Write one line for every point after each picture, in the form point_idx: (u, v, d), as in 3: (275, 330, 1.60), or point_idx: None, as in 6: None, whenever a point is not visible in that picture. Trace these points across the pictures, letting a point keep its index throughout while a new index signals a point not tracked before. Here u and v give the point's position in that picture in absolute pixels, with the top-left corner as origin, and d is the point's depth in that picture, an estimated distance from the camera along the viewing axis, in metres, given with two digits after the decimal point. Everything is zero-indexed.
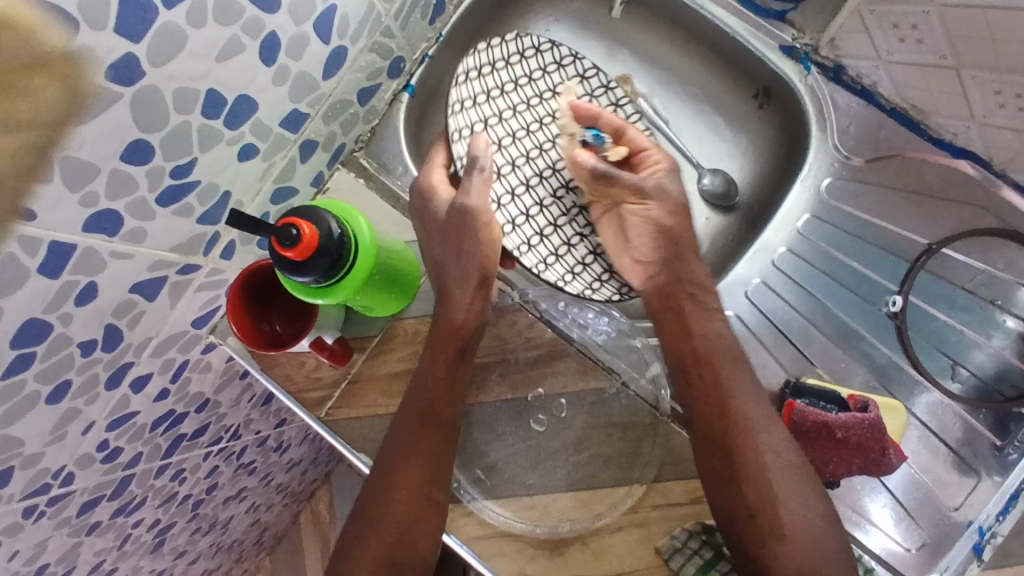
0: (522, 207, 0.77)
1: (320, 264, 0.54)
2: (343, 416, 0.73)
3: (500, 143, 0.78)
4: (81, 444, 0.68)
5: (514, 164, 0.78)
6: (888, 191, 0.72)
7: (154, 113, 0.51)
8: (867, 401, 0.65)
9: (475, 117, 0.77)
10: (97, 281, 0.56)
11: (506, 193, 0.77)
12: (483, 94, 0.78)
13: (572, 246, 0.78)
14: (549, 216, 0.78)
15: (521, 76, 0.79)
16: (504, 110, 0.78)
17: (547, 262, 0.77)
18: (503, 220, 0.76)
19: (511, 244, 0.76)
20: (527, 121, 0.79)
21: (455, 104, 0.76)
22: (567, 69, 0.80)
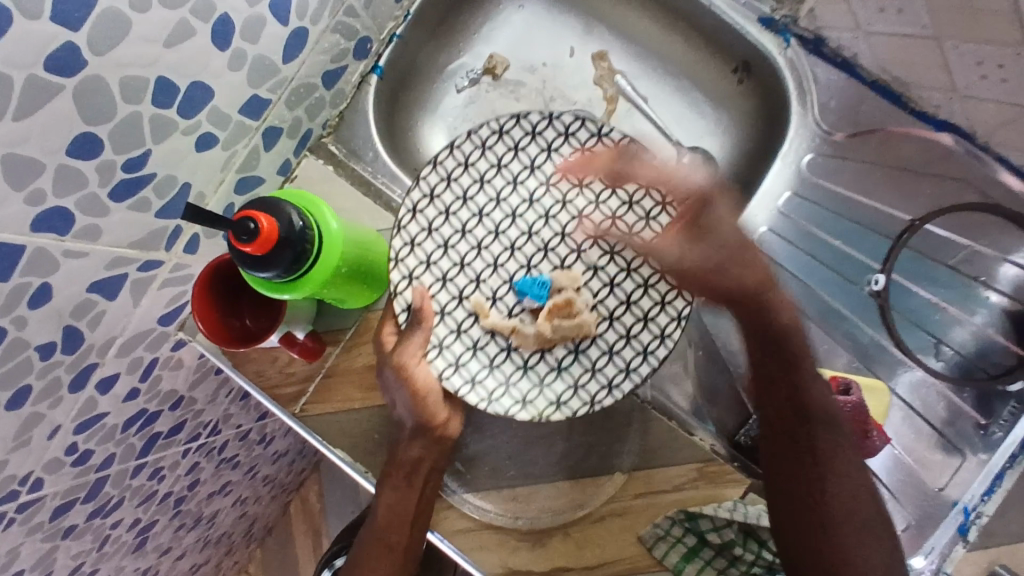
0: (469, 340, 0.66)
1: (283, 258, 0.52)
2: (318, 411, 0.71)
3: (442, 280, 0.67)
4: (48, 448, 0.66)
5: (463, 301, 0.67)
6: (869, 167, 0.70)
7: (102, 104, 0.48)
8: (849, 382, 0.64)
9: (415, 262, 0.67)
10: (51, 283, 0.53)
11: (449, 333, 0.67)
12: (425, 231, 0.68)
13: (545, 387, 0.64)
14: (515, 358, 0.65)
15: (469, 189, 0.69)
16: (449, 238, 0.68)
17: (494, 396, 0.65)
18: (442, 369, 0.65)
19: (454, 388, 0.65)
20: (471, 244, 0.68)
21: (397, 249, 0.67)
22: (540, 140, 0.68)
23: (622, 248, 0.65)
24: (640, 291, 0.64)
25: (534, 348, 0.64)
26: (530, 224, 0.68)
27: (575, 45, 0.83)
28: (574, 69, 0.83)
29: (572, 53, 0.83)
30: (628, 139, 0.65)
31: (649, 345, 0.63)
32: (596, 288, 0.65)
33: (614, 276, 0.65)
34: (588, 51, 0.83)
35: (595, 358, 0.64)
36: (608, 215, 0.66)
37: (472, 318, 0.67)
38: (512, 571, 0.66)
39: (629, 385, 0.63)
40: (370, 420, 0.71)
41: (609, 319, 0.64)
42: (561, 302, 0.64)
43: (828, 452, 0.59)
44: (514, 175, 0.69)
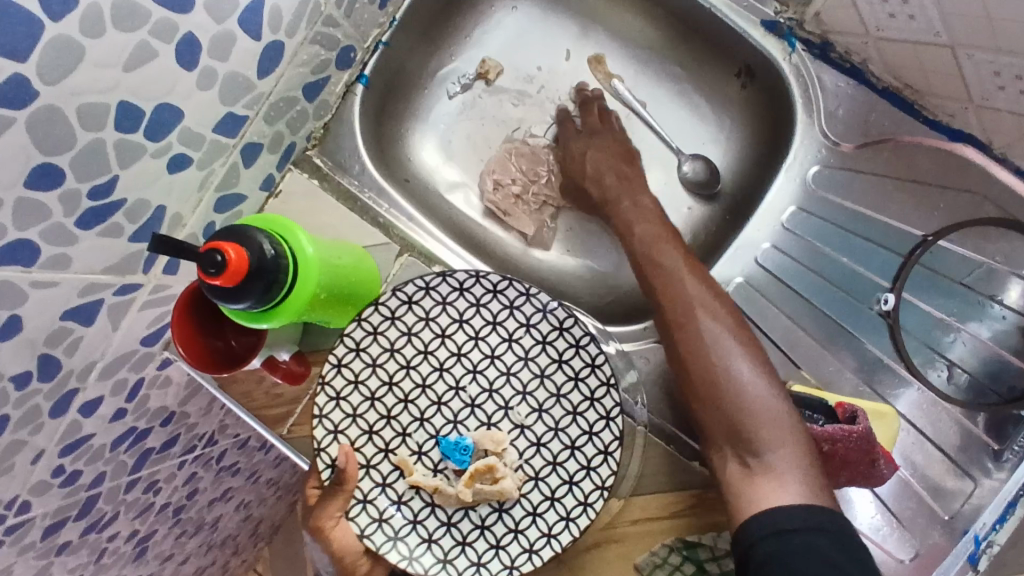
0: (395, 494, 0.63)
1: (254, 288, 0.50)
2: (307, 432, 0.70)
3: (370, 432, 0.64)
4: (32, 473, 0.65)
5: (390, 452, 0.63)
6: (881, 180, 0.66)
7: (59, 133, 0.46)
8: (856, 410, 0.60)
9: (342, 415, 0.63)
10: (20, 314, 0.52)
11: (375, 485, 0.63)
12: (352, 383, 0.63)
13: (467, 544, 0.62)
14: (439, 514, 0.62)
15: (397, 341, 0.64)
16: (376, 390, 0.64)
17: (415, 553, 0.62)
18: (366, 523, 0.62)
19: (377, 545, 0.61)
20: (399, 397, 0.64)
21: (322, 405, 0.63)
22: (485, 312, 0.64)
23: (565, 418, 0.63)
24: (580, 472, 0.61)
25: (456, 506, 0.61)
26: (459, 379, 0.65)
27: (571, 48, 0.81)
28: (570, 73, 0.81)
29: (568, 57, 0.81)
30: (573, 319, 0.62)
31: (571, 511, 0.61)
32: (537, 464, 0.62)
33: (557, 454, 0.62)
34: (585, 54, 0.81)
35: (533, 538, 0.61)
36: (553, 392, 0.63)
37: (397, 473, 0.63)
38: None
39: (549, 551, 0.60)
40: None
41: (534, 479, 0.62)
42: (482, 467, 0.61)
43: (766, 429, 0.55)
44: (458, 346, 0.65)
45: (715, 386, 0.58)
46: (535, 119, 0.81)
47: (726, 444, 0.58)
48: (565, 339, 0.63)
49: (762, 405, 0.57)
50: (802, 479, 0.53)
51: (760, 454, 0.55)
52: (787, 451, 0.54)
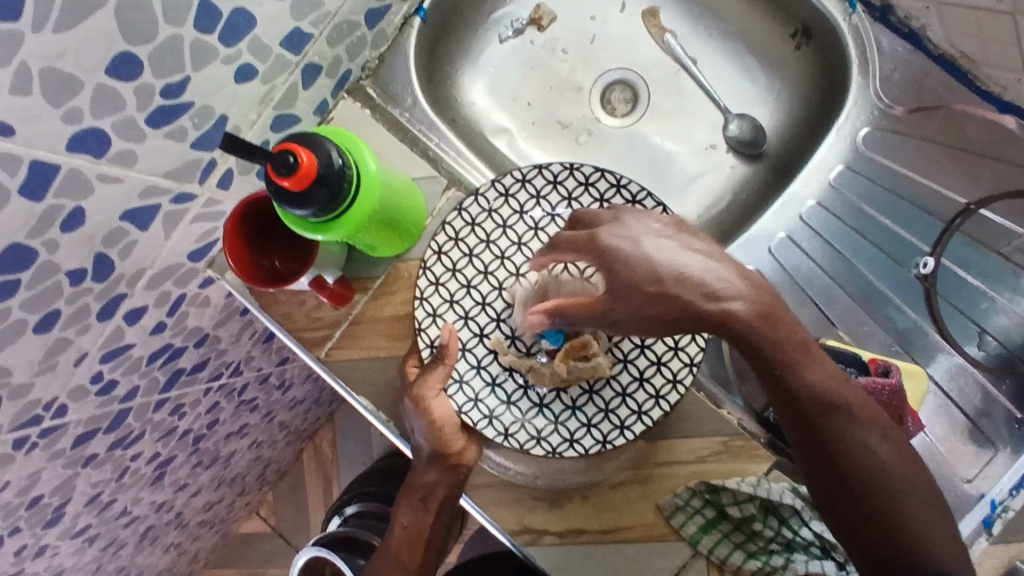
0: (489, 375, 0.66)
1: (319, 196, 0.51)
2: (343, 357, 0.71)
3: (465, 317, 0.66)
4: (73, 375, 0.67)
5: (485, 337, 0.66)
6: (930, 145, 0.67)
7: (141, 22, 0.46)
8: (889, 365, 0.63)
9: (440, 299, 0.66)
10: (84, 207, 0.53)
11: (470, 368, 0.66)
12: (449, 271, 0.66)
13: (560, 423, 0.64)
14: (532, 395, 0.65)
15: (492, 233, 0.66)
16: (471, 278, 0.66)
17: (510, 430, 0.64)
18: (463, 402, 0.64)
19: (474, 422, 0.64)
20: (494, 284, 0.67)
21: (422, 289, 0.65)
22: (576, 205, 0.66)
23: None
24: (668, 355, 0.62)
25: (550, 384, 0.64)
26: (551, 267, 0.67)
27: (626, 1, 0.80)
28: (622, 25, 0.81)
29: (622, 9, 0.81)
30: (664, 209, 0.63)
31: (661, 390, 0.62)
32: (626, 348, 0.64)
33: (645, 340, 0.63)
34: (638, 8, 0.80)
35: (623, 416, 0.63)
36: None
37: (491, 355, 0.66)
38: (528, 528, 0.66)
39: (640, 427, 0.62)
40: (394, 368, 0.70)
41: (623, 362, 0.64)
42: (578, 344, 0.63)
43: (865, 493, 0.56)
44: (551, 237, 0.67)
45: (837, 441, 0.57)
46: (585, 68, 0.81)
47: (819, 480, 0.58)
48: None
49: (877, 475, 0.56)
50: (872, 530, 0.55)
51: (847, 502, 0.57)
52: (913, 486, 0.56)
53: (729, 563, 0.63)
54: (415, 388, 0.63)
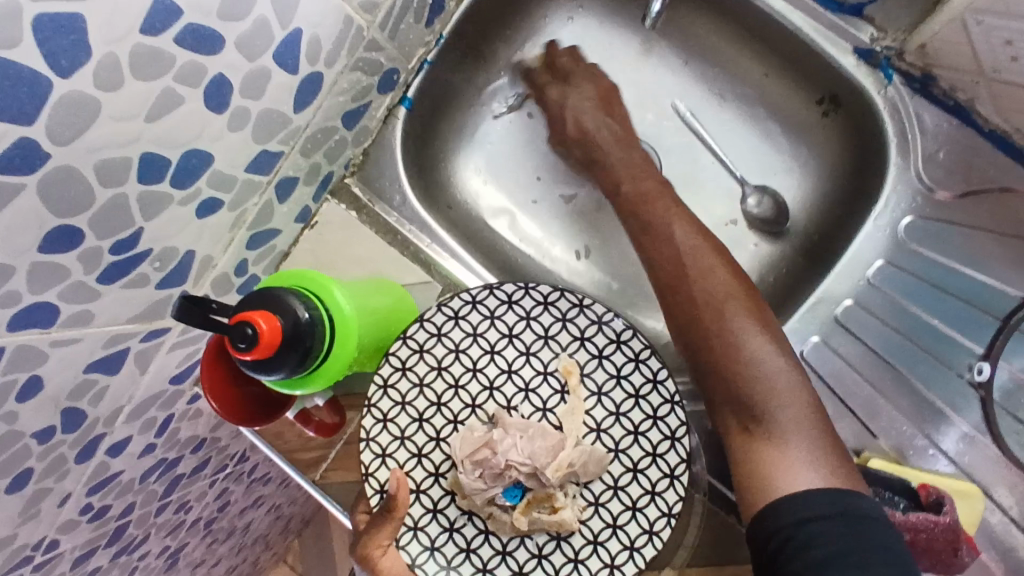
0: (447, 520, 0.59)
1: (289, 360, 0.46)
2: (340, 479, 0.66)
3: (418, 455, 0.60)
4: (60, 514, 0.63)
5: (441, 476, 0.59)
6: (980, 236, 0.59)
7: (74, 192, 0.42)
8: (942, 495, 0.53)
9: (390, 437, 0.60)
10: (40, 373, 0.48)
11: (425, 512, 0.59)
12: (399, 405, 0.60)
13: (524, 575, 0.57)
14: (493, 542, 0.58)
15: (445, 359, 0.61)
16: (424, 410, 0.60)
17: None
18: (417, 552, 0.58)
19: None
20: (448, 417, 0.60)
21: (368, 428, 0.60)
22: (536, 325, 0.61)
23: (625, 439, 0.58)
24: (644, 497, 0.57)
25: (510, 534, 0.56)
26: (511, 399, 0.61)
27: (632, 65, 0.75)
28: (628, 93, 0.75)
29: (628, 74, 0.75)
30: (632, 332, 0.60)
31: (636, 540, 0.56)
32: (597, 489, 0.58)
33: (617, 479, 0.58)
34: (646, 72, 0.75)
35: (595, 569, 0.56)
36: (612, 410, 0.59)
37: (449, 497, 0.59)
38: None
39: None
40: None
41: (593, 506, 0.57)
42: (541, 494, 0.56)
43: (773, 401, 0.51)
44: (509, 363, 0.61)
45: (716, 335, 0.53)
46: None
47: (727, 411, 0.53)
48: (623, 353, 0.60)
49: (762, 365, 0.52)
50: (815, 447, 0.49)
51: (764, 421, 0.50)
52: (794, 414, 0.50)
53: None
54: (358, 544, 0.55)
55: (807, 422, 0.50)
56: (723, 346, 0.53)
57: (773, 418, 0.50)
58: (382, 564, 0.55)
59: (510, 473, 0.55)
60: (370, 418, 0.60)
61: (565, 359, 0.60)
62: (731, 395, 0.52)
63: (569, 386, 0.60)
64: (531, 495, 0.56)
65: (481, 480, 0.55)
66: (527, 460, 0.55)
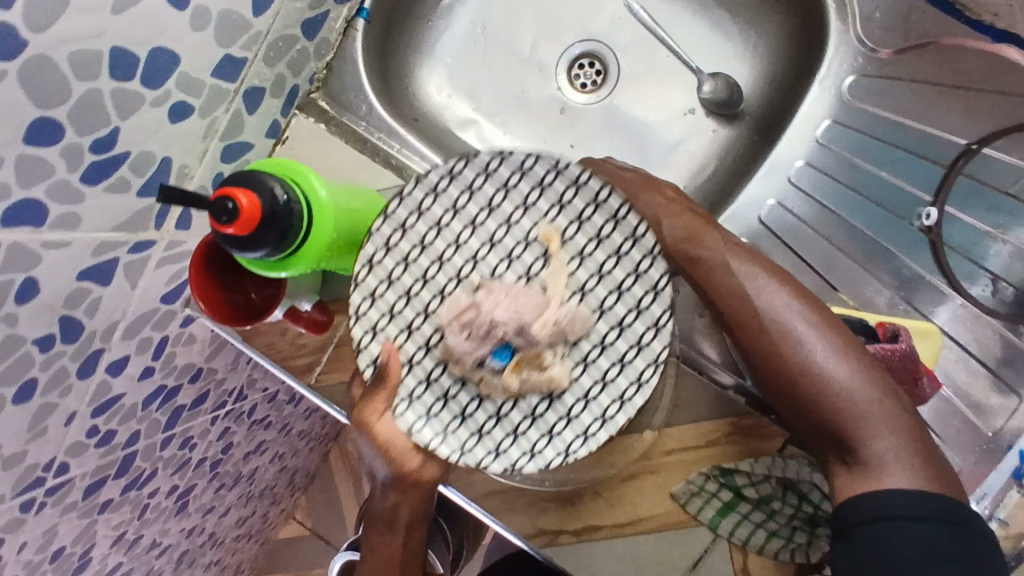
0: (441, 390, 0.53)
1: (270, 237, 0.49)
2: (334, 380, 0.69)
3: (408, 363, 0.53)
4: (67, 434, 0.66)
5: (446, 328, 0.53)
6: (922, 85, 0.63)
7: (50, 85, 0.44)
8: (897, 328, 0.59)
9: (380, 314, 0.54)
10: (35, 277, 0.51)
11: (420, 382, 0.53)
12: (385, 282, 0.54)
13: (520, 434, 0.51)
14: (488, 406, 0.52)
15: (427, 235, 0.55)
16: (408, 253, 0.54)
17: (466, 446, 0.52)
18: (413, 420, 0.53)
19: (426, 441, 0.53)
20: (436, 291, 0.54)
21: (356, 304, 0.54)
22: (513, 192, 0.54)
23: (609, 297, 0.52)
24: (618, 330, 0.52)
25: (503, 397, 0.51)
26: (494, 267, 0.54)
27: None
28: None
29: None
30: (609, 189, 0.54)
31: (625, 390, 0.51)
32: (585, 346, 0.52)
33: (604, 337, 0.52)
34: None
35: (587, 423, 0.51)
36: (596, 271, 0.53)
37: (440, 365, 0.53)
38: (544, 530, 0.66)
39: (606, 436, 0.51)
40: None
41: (582, 364, 0.52)
42: (530, 354, 0.51)
43: (856, 427, 0.53)
44: (491, 232, 0.54)
45: (800, 383, 0.54)
46: (547, 45, 0.78)
47: (826, 445, 0.55)
48: (602, 213, 0.53)
49: (852, 395, 0.53)
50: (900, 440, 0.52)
51: (856, 448, 0.53)
52: (889, 435, 0.52)
53: (752, 543, 0.63)
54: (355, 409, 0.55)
55: (901, 437, 0.52)
56: (812, 387, 0.54)
57: (866, 445, 0.52)
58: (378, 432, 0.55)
59: (496, 333, 0.51)
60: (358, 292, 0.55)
61: (546, 227, 0.53)
62: (826, 421, 0.54)
63: (551, 253, 0.53)
64: (521, 356, 0.51)
65: (469, 340, 0.51)
66: (515, 316, 0.51)
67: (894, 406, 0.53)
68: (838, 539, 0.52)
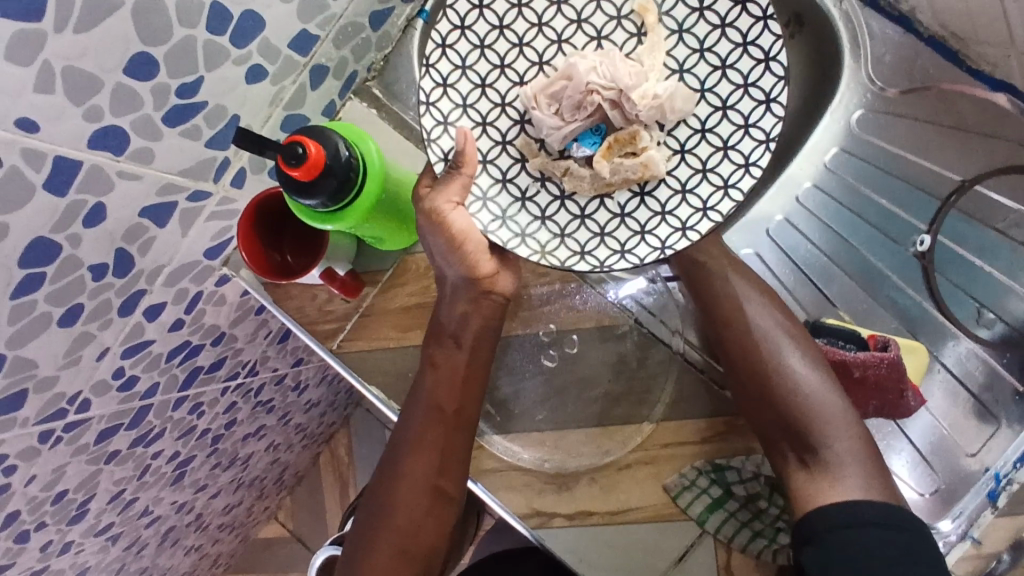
0: (517, 191, 0.63)
1: (329, 185, 0.54)
2: (355, 348, 0.74)
3: (485, 161, 0.63)
4: (96, 370, 0.69)
5: (525, 124, 0.63)
6: (920, 124, 0.72)
7: (156, 25, 0.49)
8: (887, 341, 0.66)
9: (471, 122, 0.62)
10: (104, 203, 0.55)
11: (514, 163, 0.63)
12: (459, 69, 0.62)
13: (607, 234, 0.61)
14: (569, 207, 0.62)
15: (507, 15, 0.60)
16: (484, 35, 0.61)
17: (548, 248, 0.62)
18: (488, 221, 0.62)
19: (503, 240, 0.62)
20: (513, 79, 0.62)
21: (428, 91, 0.62)
22: None
23: (712, 75, 0.58)
24: (696, 177, 0.59)
25: (591, 194, 0.61)
26: (583, 45, 0.61)
27: None
28: None
29: None
30: None
31: (730, 177, 0.58)
32: (683, 135, 0.60)
33: (686, 143, 0.60)
34: None
35: (666, 198, 0.60)
36: (697, 47, 0.59)
37: (517, 126, 0.62)
38: (538, 512, 0.69)
39: (710, 224, 0.58)
40: (404, 358, 0.73)
41: (680, 153, 0.60)
42: (624, 137, 0.59)
43: (819, 427, 0.61)
44: (559, 33, 0.61)
45: (773, 386, 0.63)
46: None
47: (786, 447, 0.62)
48: None
49: (816, 402, 0.61)
50: (853, 450, 0.60)
51: (816, 450, 0.60)
52: (846, 443, 0.60)
53: (736, 541, 0.65)
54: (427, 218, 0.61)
55: (854, 448, 0.60)
56: (785, 391, 0.62)
57: (825, 448, 0.60)
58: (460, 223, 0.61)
59: (591, 100, 0.59)
60: (429, 85, 0.62)
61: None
62: (790, 422, 0.62)
63: (646, 26, 0.59)
64: (617, 139, 0.60)
65: (557, 118, 0.60)
66: (610, 84, 0.59)
67: (851, 419, 0.61)
68: (805, 545, 0.57)
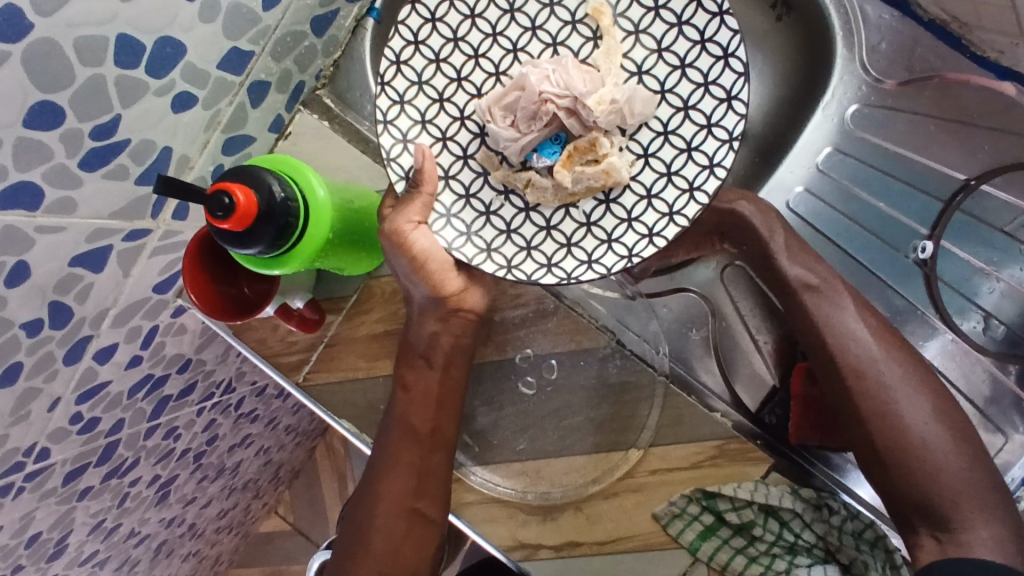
0: (481, 205, 0.61)
1: (266, 233, 0.48)
2: (322, 379, 0.70)
3: (446, 177, 0.61)
4: (50, 419, 0.65)
5: (485, 136, 0.61)
6: (921, 119, 0.68)
7: (55, 68, 0.43)
8: None
9: (431, 138, 0.61)
10: (27, 260, 0.49)
11: (475, 177, 0.61)
12: (416, 85, 0.60)
13: (574, 245, 0.59)
14: (535, 219, 0.60)
15: (461, 28, 0.59)
16: (439, 50, 0.60)
17: (515, 261, 0.60)
18: (452, 237, 0.60)
19: (468, 257, 0.60)
20: (470, 93, 0.61)
21: (386, 110, 0.60)
22: None
23: (672, 76, 0.56)
24: (681, 159, 0.57)
25: (555, 204, 0.59)
26: (539, 53, 0.59)
27: None
28: None
29: None
30: None
31: (695, 180, 0.56)
32: (647, 140, 0.58)
33: (649, 146, 0.58)
34: None
35: (632, 204, 0.58)
36: (655, 48, 0.57)
37: (477, 140, 0.61)
38: (522, 544, 0.65)
39: (675, 230, 0.56)
40: (373, 390, 0.69)
41: (644, 158, 0.58)
42: (583, 145, 0.57)
43: (960, 495, 0.55)
44: (515, 42, 0.60)
45: (909, 453, 0.57)
46: None
47: (915, 516, 0.57)
48: None
49: (957, 472, 0.56)
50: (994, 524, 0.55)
51: (955, 525, 0.55)
52: (988, 517, 0.55)
53: (731, 569, 0.62)
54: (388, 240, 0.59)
55: (996, 521, 0.55)
56: (924, 458, 0.56)
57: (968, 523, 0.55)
58: (421, 244, 0.59)
59: (547, 109, 0.57)
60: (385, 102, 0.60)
61: (595, 2, 0.57)
62: (927, 491, 0.56)
63: (602, 29, 0.57)
64: (576, 149, 0.57)
65: (514, 129, 0.58)
66: (565, 90, 0.56)
67: (991, 488, 0.56)
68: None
